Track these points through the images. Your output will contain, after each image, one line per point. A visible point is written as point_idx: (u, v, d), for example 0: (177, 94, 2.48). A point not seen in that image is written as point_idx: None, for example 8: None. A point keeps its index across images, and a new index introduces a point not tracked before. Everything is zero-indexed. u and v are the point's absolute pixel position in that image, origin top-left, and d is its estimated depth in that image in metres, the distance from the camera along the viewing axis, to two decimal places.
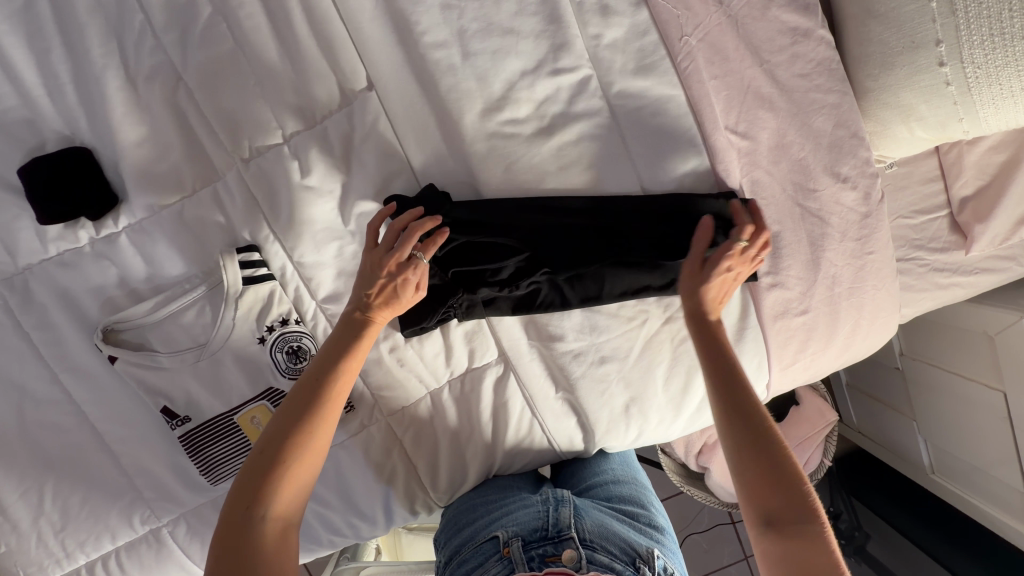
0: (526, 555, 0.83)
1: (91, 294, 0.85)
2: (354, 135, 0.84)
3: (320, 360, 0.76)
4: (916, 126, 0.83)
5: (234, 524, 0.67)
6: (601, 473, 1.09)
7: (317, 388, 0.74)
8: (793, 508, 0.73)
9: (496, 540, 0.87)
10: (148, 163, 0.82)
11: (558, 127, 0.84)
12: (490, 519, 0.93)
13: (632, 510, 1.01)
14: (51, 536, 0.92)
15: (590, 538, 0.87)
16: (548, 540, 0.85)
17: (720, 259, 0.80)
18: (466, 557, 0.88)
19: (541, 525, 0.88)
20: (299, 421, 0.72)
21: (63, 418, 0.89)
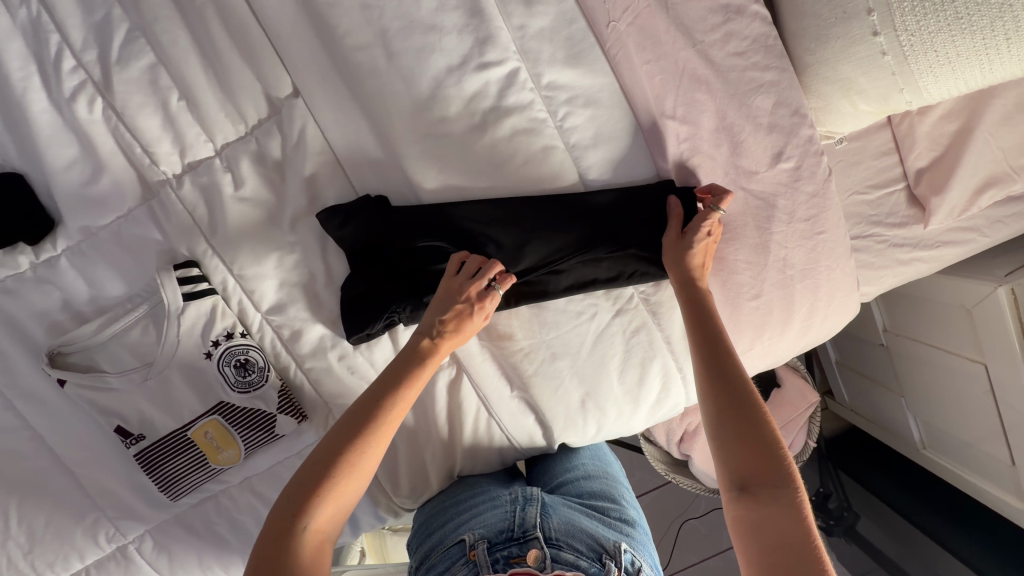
0: (491, 557, 0.83)
1: (36, 318, 0.86)
2: (287, 145, 0.84)
3: (390, 372, 0.77)
4: (858, 100, 0.80)
5: (280, 523, 0.67)
6: (572, 469, 1.08)
7: (384, 400, 0.75)
8: (771, 477, 0.73)
9: (463, 544, 0.87)
10: (81, 185, 0.82)
11: (490, 123, 0.82)
12: (459, 522, 0.92)
13: (603, 506, 1.01)
14: (21, 557, 0.93)
15: (556, 536, 0.86)
16: (513, 541, 0.85)
17: (698, 225, 0.81)
18: (434, 562, 0.88)
19: (507, 525, 0.88)
20: (365, 432, 0.73)
21: (21, 443, 0.90)
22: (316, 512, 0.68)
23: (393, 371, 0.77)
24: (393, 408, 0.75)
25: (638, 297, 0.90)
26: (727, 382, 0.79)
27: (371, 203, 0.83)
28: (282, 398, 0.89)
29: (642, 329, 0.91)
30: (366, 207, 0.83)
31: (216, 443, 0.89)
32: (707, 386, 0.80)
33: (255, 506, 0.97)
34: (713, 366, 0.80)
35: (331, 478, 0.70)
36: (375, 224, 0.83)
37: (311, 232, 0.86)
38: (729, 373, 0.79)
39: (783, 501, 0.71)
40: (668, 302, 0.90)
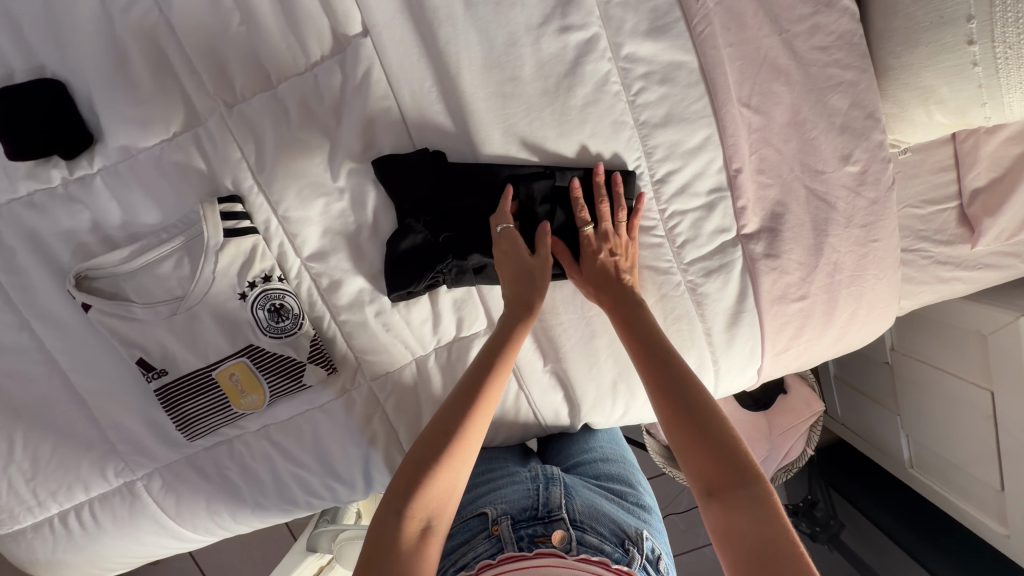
0: (515, 535, 0.83)
1: (62, 238, 0.81)
2: (345, 84, 0.79)
3: (478, 362, 0.78)
4: (935, 110, 0.79)
5: (384, 515, 0.67)
6: (589, 451, 1.09)
7: (477, 384, 0.76)
8: (734, 474, 0.67)
9: (484, 517, 0.88)
10: (125, 102, 0.77)
11: (562, 89, 0.79)
12: (479, 496, 0.95)
13: (620, 488, 1.00)
14: (23, 483, 0.91)
15: (580, 518, 0.86)
16: (537, 520, 0.85)
17: (586, 251, 0.82)
18: (454, 531, 0.91)
19: (530, 504, 0.88)
20: (463, 413, 0.73)
21: (34, 366, 0.86)
22: (419, 494, 0.68)
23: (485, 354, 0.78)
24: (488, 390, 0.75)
25: (685, 285, 0.89)
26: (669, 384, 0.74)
27: (429, 161, 0.79)
28: (313, 347, 0.87)
29: (684, 318, 0.90)
30: (420, 160, 0.79)
31: (240, 386, 0.87)
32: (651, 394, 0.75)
33: (269, 455, 0.93)
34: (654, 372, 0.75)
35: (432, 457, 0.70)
36: (431, 182, 0.80)
37: (362, 181, 0.83)
38: (671, 373, 0.74)
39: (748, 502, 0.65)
40: (715, 293, 0.89)
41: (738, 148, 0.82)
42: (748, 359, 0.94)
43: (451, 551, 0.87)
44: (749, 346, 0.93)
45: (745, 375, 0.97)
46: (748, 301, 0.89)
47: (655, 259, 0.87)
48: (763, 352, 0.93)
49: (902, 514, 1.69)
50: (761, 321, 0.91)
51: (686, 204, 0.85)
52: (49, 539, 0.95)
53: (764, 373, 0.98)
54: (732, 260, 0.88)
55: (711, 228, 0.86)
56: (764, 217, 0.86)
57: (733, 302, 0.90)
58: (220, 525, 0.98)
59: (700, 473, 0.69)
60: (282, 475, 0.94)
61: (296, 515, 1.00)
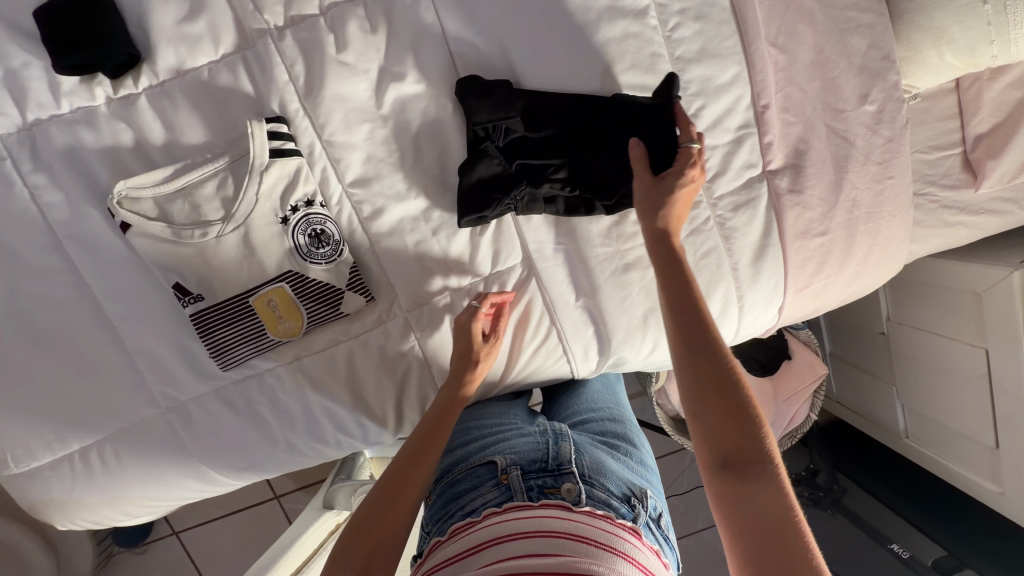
0: (525, 484, 0.83)
1: (103, 158, 0.81)
2: (393, 12, 0.82)
3: (427, 424, 0.83)
4: (946, 51, 0.85)
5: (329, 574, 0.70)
6: (596, 410, 1.04)
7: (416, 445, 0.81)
8: (755, 453, 0.67)
9: (494, 466, 0.89)
10: (176, 20, 0.78)
11: (604, 21, 0.83)
12: (488, 446, 0.95)
13: (623, 446, 0.96)
14: (45, 416, 0.89)
15: (589, 473, 0.85)
16: (547, 472, 0.84)
17: (681, 169, 0.79)
18: (462, 476, 0.91)
19: (539, 457, 0.88)
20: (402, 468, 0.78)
21: (65, 290, 0.85)
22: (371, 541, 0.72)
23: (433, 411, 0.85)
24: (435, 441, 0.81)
25: (714, 220, 0.92)
26: (704, 357, 0.72)
27: (500, 93, 0.82)
28: (352, 275, 0.88)
29: (712, 252, 0.93)
30: (491, 86, 0.82)
31: (279, 312, 0.86)
32: (684, 376, 0.74)
33: (302, 389, 0.92)
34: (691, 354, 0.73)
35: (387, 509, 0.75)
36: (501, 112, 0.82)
37: (406, 108, 0.85)
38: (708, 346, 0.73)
39: (765, 481, 0.65)
40: (742, 228, 0.92)
41: (765, 84, 0.87)
42: (772, 295, 0.97)
43: (459, 495, 0.88)
44: (772, 282, 0.96)
45: (768, 314, 1.01)
46: (773, 236, 0.93)
47: None
48: (786, 288, 0.97)
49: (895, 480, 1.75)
50: (785, 257, 0.94)
51: (716, 138, 0.89)
52: (67, 478, 0.92)
53: (785, 312, 1.01)
54: (758, 195, 0.92)
55: (738, 163, 0.90)
56: (788, 154, 0.91)
57: (759, 237, 0.93)
58: (246, 466, 0.96)
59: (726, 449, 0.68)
60: (313, 411, 0.94)
61: (327, 456, 1.00)
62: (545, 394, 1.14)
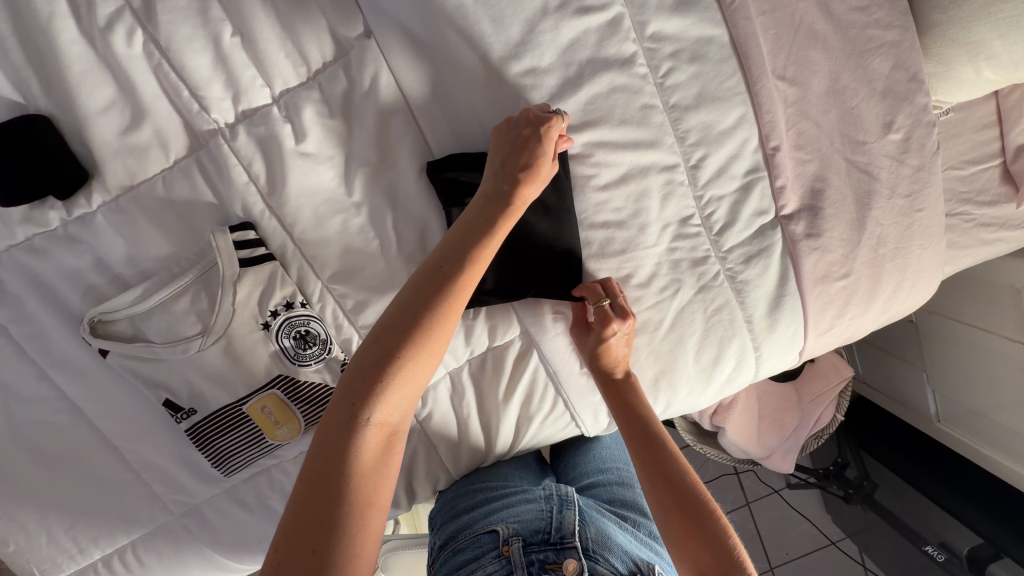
0: (526, 558, 0.76)
1: (70, 283, 0.77)
2: (353, 92, 0.74)
3: (403, 315, 0.64)
4: (984, 66, 0.76)
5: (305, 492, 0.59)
6: (605, 471, 1.00)
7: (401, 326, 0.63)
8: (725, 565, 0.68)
9: (495, 534, 0.81)
10: (120, 131, 0.72)
11: (587, 76, 0.74)
12: (491, 511, 0.86)
13: (632, 517, 0.91)
14: (62, 533, 0.89)
15: (592, 548, 0.77)
16: (549, 545, 0.77)
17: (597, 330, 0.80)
18: (463, 545, 0.83)
19: (543, 526, 0.80)
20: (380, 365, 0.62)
21: (58, 415, 0.83)
22: (379, 405, 0.61)
23: (464, 232, 0.67)
24: (456, 293, 0.65)
25: (724, 274, 0.85)
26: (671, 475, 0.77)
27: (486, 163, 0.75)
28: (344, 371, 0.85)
29: (724, 307, 0.86)
30: (466, 162, 0.76)
31: (274, 418, 0.84)
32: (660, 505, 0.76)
33: None
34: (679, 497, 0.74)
35: (391, 366, 0.62)
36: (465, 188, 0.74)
37: (380, 192, 0.79)
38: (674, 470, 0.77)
39: None
40: (756, 279, 0.85)
41: (775, 124, 0.78)
42: (791, 342, 0.91)
43: (459, 567, 0.80)
44: (791, 331, 0.89)
45: (788, 358, 0.94)
46: (790, 284, 0.85)
47: (691, 249, 0.83)
48: (806, 334, 0.90)
49: (913, 453, 1.55)
50: (803, 303, 0.87)
51: (722, 188, 0.80)
52: None
53: (806, 354, 0.94)
54: (772, 243, 0.84)
55: (749, 211, 0.82)
56: (803, 195, 0.82)
57: (775, 286, 0.86)
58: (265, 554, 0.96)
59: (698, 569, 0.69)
60: None
61: None
62: (556, 449, 1.11)
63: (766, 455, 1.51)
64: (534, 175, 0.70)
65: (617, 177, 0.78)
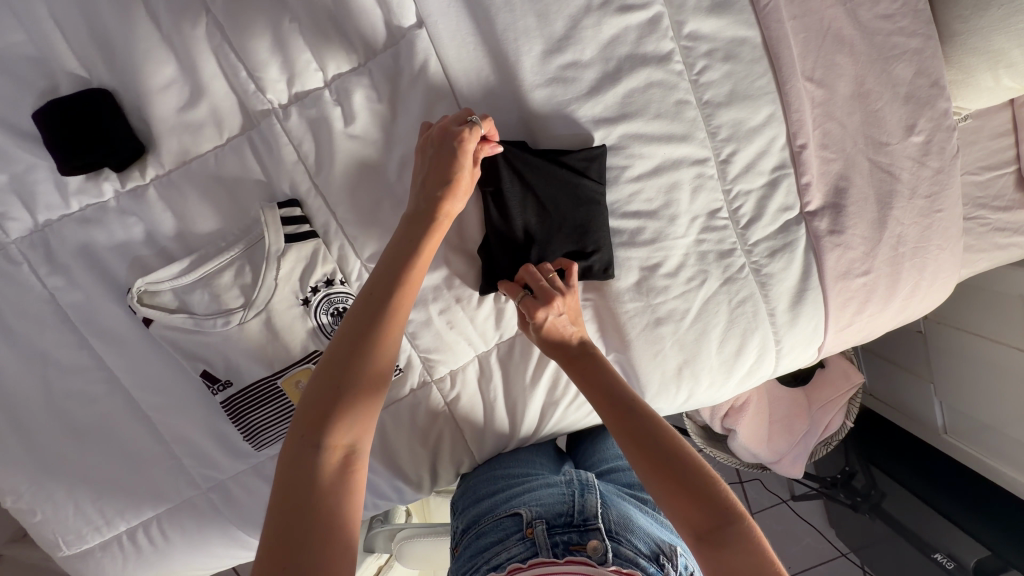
0: (550, 540, 0.76)
1: (118, 253, 0.79)
2: (401, 78, 0.77)
3: (350, 338, 0.65)
4: (1002, 75, 0.80)
5: (275, 525, 0.56)
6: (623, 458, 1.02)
7: (353, 346, 0.65)
8: (718, 513, 0.64)
9: (518, 518, 0.81)
10: (177, 108, 0.75)
11: (625, 71, 0.77)
12: (513, 496, 0.88)
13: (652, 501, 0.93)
14: (89, 504, 0.90)
15: (615, 529, 0.78)
16: (572, 527, 0.77)
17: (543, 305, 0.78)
18: (486, 529, 0.83)
19: (566, 510, 0.81)
20: (336, 386, 0.63)
21: (95, 384, 0.84)
22: (335, 426, 0.61)
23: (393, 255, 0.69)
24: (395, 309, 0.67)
25: (749, 267, 0.87)
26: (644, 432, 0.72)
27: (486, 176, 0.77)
28: None
29: (748, 300, 0.89)
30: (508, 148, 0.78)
31: None
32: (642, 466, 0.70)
33: None
34: (655, 455, 0.69)
35: (348, 386, 0.63)
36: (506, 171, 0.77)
37: None
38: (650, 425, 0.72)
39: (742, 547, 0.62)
40: (780, 273, 0.88)
41: (802, 123, 0.81)
42: (811, 337, 0.93)
43: (482, 550, 0.80)
44: (812, 325, 0.92)
45: (807, 353, 0.96)
46: (812, 280, 0.88)
47: (718, 241, 0.86)
48: (827, 329, 0.92)
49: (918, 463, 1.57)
50: (825, 298, 0.89)
51: (750, 183, 0.84)
52: (119, 557, 0.95)
53: (825, 350, 0.97)
54: (796, 238, 0.86)
55: (775, 206, 0.85)
56: (827, 193, 0.85)
57: (798, 281, 0.88)
58: None
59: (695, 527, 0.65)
60: None
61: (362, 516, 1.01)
62: (573, 438, 1.12)
63: (776, 459, 1.51)
64: (460, 191, 0.72)
65: (650, 169, 0.82)
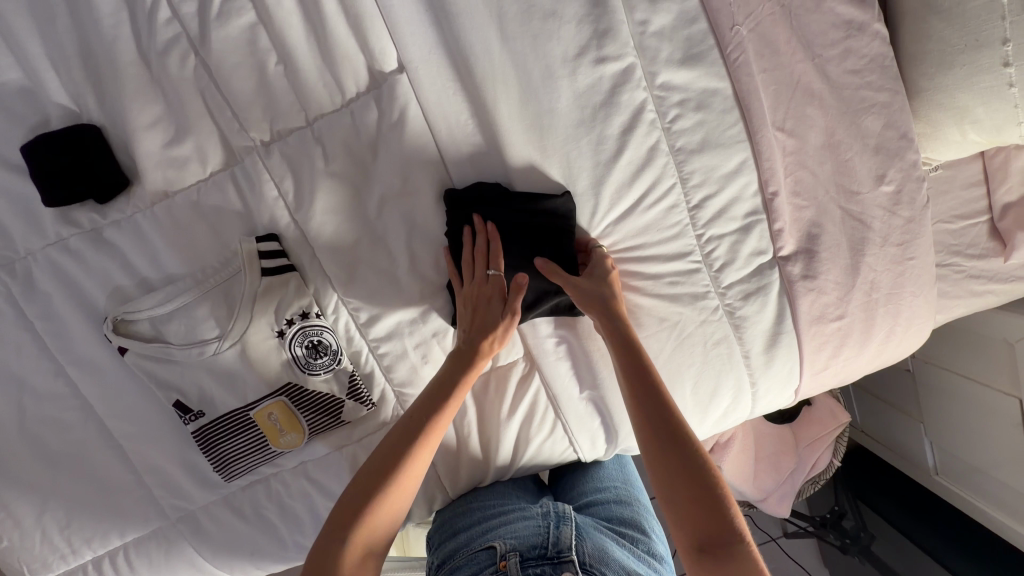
0: (522, 573, 0.76)
1: (99, 282, 0.81)
2: (381, 120, 0.79)
3: (387, 459, 0.76)
4: (969, 129, 0.82)
5: None
6: (603, 490, 1.00)
7: (387, 469, 0.75)
8: (724, 531, 0.71)
9: (492, 551, 0.81)
10: (163, 145, 0.77)
11: (600, 118, 0.79)
12: (488, 529, 0.87)
13: (631, 534, 0.92)
14: (57, 532, 0.89)
15: (589, 562, 0.78)
16: (546, 559, 0.78)
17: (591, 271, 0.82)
18: (460, 563, 0.83)
19: (540, 542, 0.81)
20: (366, 500, 0.73)
21: (69, 411, 0.85)
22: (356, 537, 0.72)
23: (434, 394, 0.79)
24: (426, 446, 0.77)
25: (723, 309, 0.88)
26: (670, 441, 0.75)
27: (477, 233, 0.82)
28: (351, 384, 0.87)
29: (722, 341, 0.89)
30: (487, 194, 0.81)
31: (280, 425, 0.86)
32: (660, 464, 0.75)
33: (309, 493, 0.93)
34: (683, 470, 0.74)
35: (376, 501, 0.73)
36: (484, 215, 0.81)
37: (399, 214, 0.83)
38: (678, 435, 0.75)
39: (740, 559, 0.69)
40: (753, 316, 0.88)
41: (773, 171, 0.83)
42: (787, 379, 0.93)
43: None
44: (788, 368, 0.92)
45: (784, 395, 0.96)
46: (787, 323, 0.89)
47: (692, 284, 0.87)
48: (802, 372, 0.93)
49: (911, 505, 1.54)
50: (799, 342, 0.90)
51: (723, 228, 0.85)
52: None
53: (802, 392, 0.97)
54: (769, 281, 0.87)
55: (748, 251, 0.86)
56: (800, 239, 0.86)
57: (772, 324, 0.89)
58: (256, 565, 0.96)
59: (700, 533, 0.71)
60: (321, 514, 0.94)
61: None
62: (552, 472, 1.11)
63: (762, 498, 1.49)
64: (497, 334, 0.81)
65: (623, 213, 0.83)
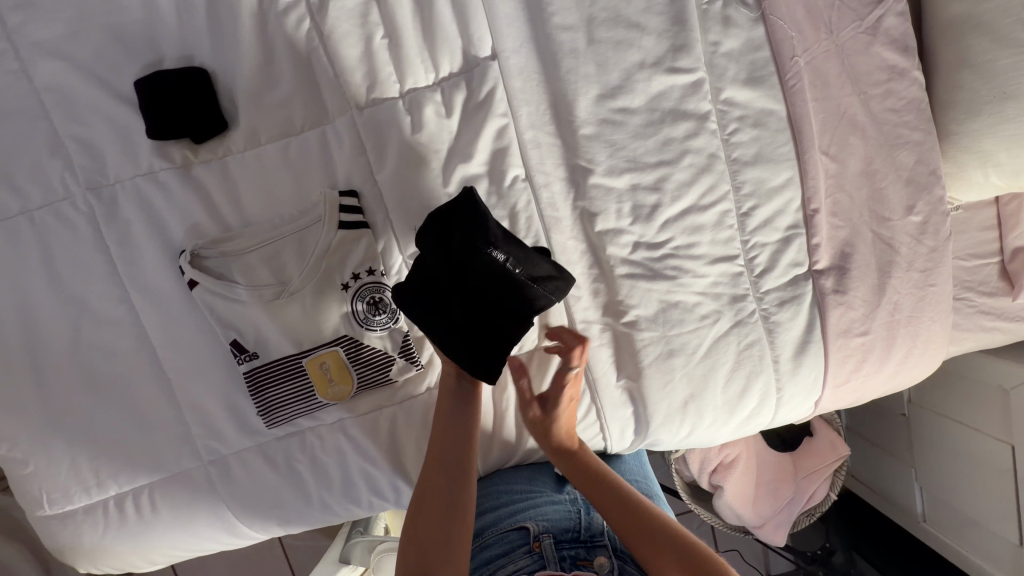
0: (558, 554, 0.80)
1: (180, 216, 0.84)
2: (469, 99, 0.86)
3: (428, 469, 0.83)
4: (991, 172, 0.91)
5: None
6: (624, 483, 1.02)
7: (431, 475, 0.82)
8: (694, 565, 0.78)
9: (524, 531, 0.84)
10: (266, 96, 0.83)
11: (667, 122, 0.87)
12: (517, 509, 0.89)
13: None
14: (85, 461, 0.89)
15: (618, 547, 0.85)
16: (580, 543, 0.83)
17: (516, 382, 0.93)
18: (490, 542, 0.84)
19: (572, 526, 0.86)
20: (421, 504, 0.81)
21: (124, 339, 0.86)
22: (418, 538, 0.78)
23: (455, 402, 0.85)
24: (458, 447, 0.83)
25: (759, 312, 0.94)
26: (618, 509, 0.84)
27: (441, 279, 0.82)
28: (404, 343, 0.90)
29: (755, 344, 0.95)
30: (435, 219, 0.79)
31: (330, 375, 0.88)
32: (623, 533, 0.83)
33: (343, 451, 0.94)
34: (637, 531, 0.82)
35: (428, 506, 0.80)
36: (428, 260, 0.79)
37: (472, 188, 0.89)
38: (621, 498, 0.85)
39: None
40: (786, 323, 0.94)
41: (816, 190, 0.91)
42: (810, 389, 0.99)
43: (486, 562, 0.82)
44: (812, 377, 0.98)
45: (805, 405, 1.01)
46: (816, 332, 0.95)
47: (733, 285, 0.93)
48: (825, 384, 0.98)
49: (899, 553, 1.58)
50: (826, 352, 0.96)
51: (766, 237, 0.92)
52: (100, 523, 0.92)
53: (822, 404, 1.02)
54: (803, 292, 0.94)
55: (786, 261, 0.93)
56: (834, 256, 0.94)
57: (802, 332, 0.95)
58: (276, 521, 0.96)
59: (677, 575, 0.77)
60: (351, 473, 0.95)
61: (354, 516, 1.00)
62: None
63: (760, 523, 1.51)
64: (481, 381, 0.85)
65: (678, 212, 0.90)
